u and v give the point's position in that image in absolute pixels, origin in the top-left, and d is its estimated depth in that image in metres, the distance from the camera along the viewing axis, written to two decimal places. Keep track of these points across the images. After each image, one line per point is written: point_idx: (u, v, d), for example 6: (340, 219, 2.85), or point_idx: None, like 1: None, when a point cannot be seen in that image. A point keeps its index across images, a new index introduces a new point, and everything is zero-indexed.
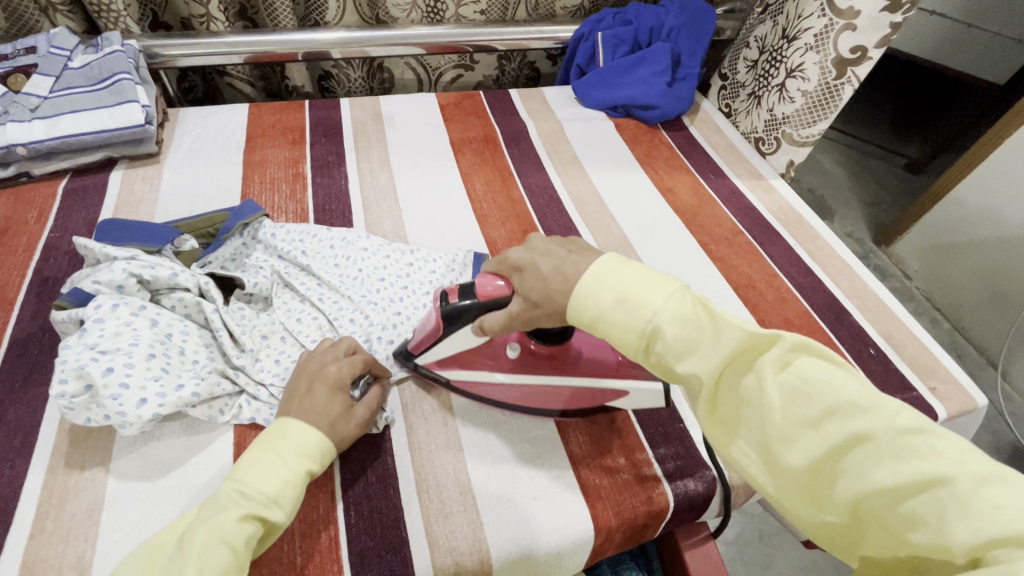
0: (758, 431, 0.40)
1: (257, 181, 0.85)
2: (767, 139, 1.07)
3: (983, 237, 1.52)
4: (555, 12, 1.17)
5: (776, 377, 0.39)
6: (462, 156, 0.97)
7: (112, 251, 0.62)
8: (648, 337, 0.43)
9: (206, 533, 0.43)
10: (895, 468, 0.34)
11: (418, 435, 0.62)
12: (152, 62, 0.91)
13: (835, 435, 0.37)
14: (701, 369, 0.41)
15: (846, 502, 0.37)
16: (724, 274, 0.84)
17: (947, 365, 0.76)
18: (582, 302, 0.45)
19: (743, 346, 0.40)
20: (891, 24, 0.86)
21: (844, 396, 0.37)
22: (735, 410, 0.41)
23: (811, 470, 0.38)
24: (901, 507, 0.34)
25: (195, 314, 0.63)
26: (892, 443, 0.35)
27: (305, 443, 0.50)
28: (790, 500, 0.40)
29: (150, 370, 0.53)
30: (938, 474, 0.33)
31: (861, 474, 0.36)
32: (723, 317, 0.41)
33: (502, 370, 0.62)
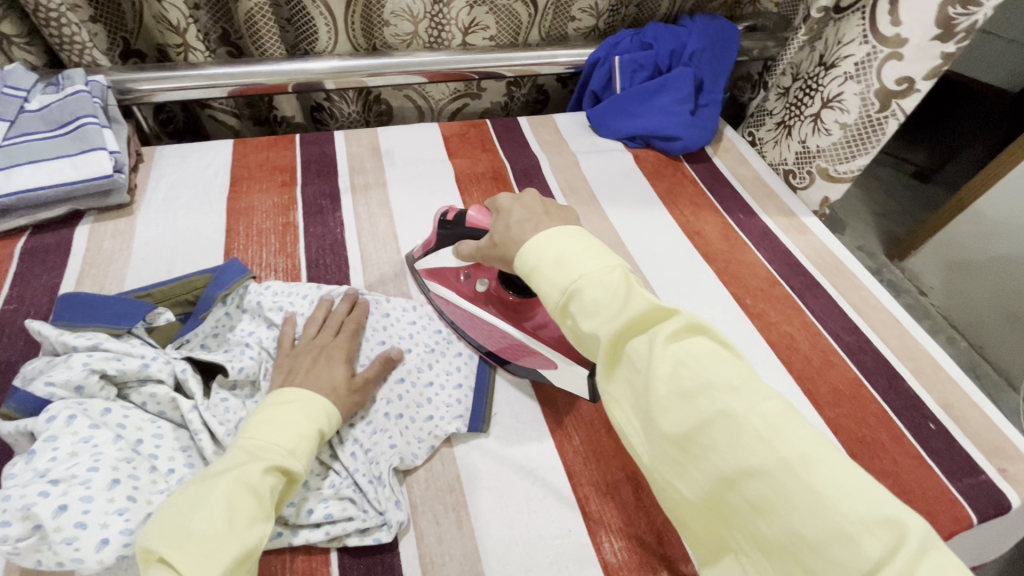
0: (642, 399, 0.39)
1: (243, 234, 0.76)
2: (798, 172, 1.01)
3: (998, 253, 1.45)
4: (567, 34, 1.09)
5: (666, 347, 0.39)
6: (469, 196, 0.88)
7: (70, 339, 0.54)
8: (567, 299, 0.44)
9: (230, 481, 0.43)
10: (751, 448, 0.34)
11: (430, 545, 0.53)
12: (123, 97, 0.82)
13: (704, 410, 0.36)
14: (601, 331, 0.41)
15: (704, 480, 0.36)
16: (764, 333, 0.76)
17: (1014, 439, 0.68)
18: (528, 251, 0.47)
19: (644, 315, 0.40)
20: (943, 54, 0.79)
21: (717, 374, 0.37)
22: (627, 376, 0.41)
23: (678, 441, 0.37)
24: (745, 489, 0.34)
25: (169, 412, 0.54)
26: (752, 425, 0.35)
27: (315, 400, 0.53)
28: (657, 471, 0.39)
29: (113, 502, 0.44)
30: (787, 458, 0.33)
31: (723, 450, 0.35)
32: (636, 289, 0.42)
33: (466, 298, 0.70)
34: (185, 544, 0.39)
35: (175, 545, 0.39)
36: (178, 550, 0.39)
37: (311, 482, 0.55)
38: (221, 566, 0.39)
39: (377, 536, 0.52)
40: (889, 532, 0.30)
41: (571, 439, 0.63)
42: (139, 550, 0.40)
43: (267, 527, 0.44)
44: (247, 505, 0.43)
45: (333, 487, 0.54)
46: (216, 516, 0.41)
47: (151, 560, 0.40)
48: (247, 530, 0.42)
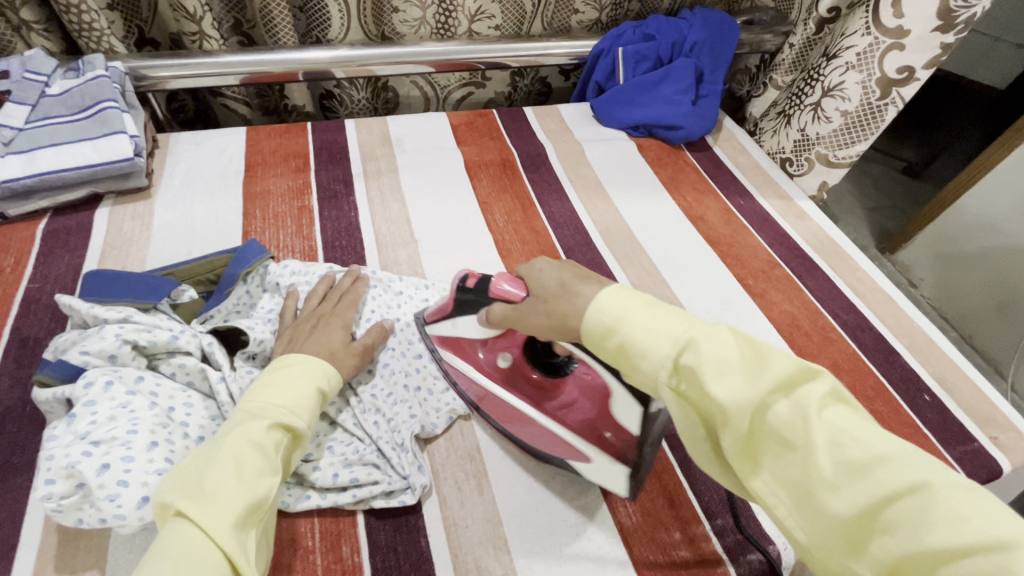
0: (796, 473, 0.35)
1: (260, 217, 0.78)
2: (796, 159, 1.05)
3: (987, 244, 1.49)
4: (571, 26, 1.12)
5: (822, 414, 0.34)
6: (478, 182, 0.91)
7: (101, 312, 0.56)
8: (680, 352, 0.38)
9: (236, 437, 0.45)
10: (949, 526, 0.30)
11: (453, 508, 0.55)
12: (138, 84, 0.83)
13: (883, 483, 0.32)
14: (737, 398, 0.36)
15: (888, 561, 0.31)
16: (766, 312, 0.79)
17: (1005, 411, 0.71)
18: (609, 301, 0.42)
19: (788, 380, 0.35)
20: (942, 45, 0.83)
21: (884, 445, 0.33)
22: (772, 450, 0.36)
23: (852, 522, 0.33)
24: (942, 574, 0.29)
25: (198, 382, 0.56)
26: (943, 498, 0.30)
27: (313, 361, 0.54)
28: (819, 550, 0.34)
29: (152, 463, 0.46)
30: (995, 534, 0.29)
31: (911, 526, 0.31)
32: (766, 351, 0.37)
33: (485, 374, 0.62)
34: (202, 498, 0.41)
35: (192, 498, 0.41)
36: (193, 502, 0.40)
37: (337, 449, 0.57)
38: (232, 515, 0.40)
39: (402, 498, 0.54)
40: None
41: None
42: (156, 505, 0.41)
43: (275, 479, 0.45)
44: (254, 461, 0.44)
45: (357, 453, 0.57)
46: (226, 471, 0.42)
47: (167, 516, 0.41)
48: (257, 482, 0.43)
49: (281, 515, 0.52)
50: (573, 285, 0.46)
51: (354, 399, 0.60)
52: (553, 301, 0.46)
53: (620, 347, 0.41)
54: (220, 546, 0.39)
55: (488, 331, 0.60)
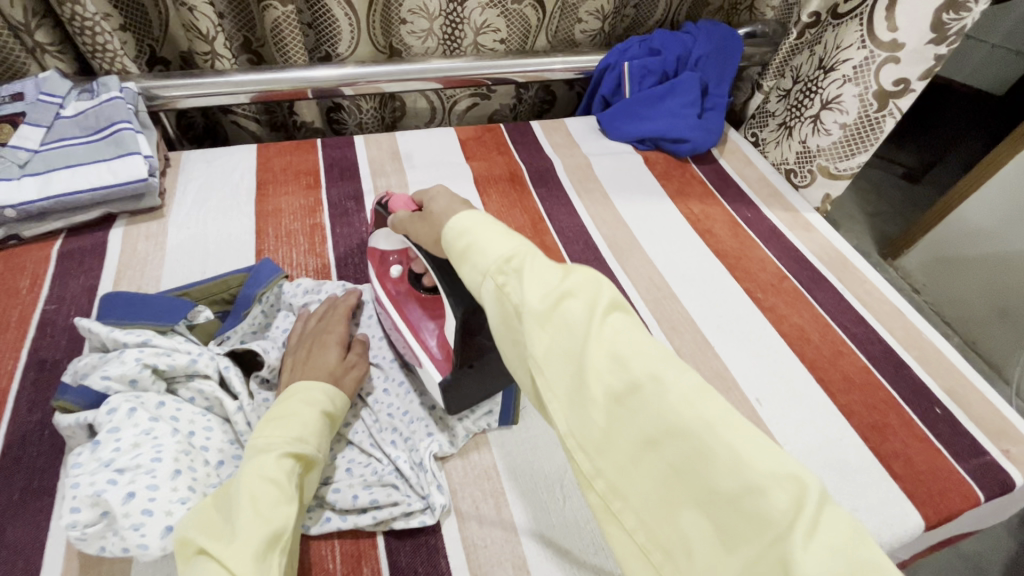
0: (572, 363, 0.34)
1: (272, 235, 0.78)
2: (799, 171, 1.05)
3: (990, 251, 1.50)
4: (575, 37, 1.12)
5: (604, 318, 0.35)
6: (488, 197, 0.91)
7: (121, 336, 0.56)
8: (508, 256, 0.39)
9: (251, 472, 0.45)
10: (677, 408, 0.30)
11: (473, 529, 0.55)
12: (150, 104, 0.84)
13: (635, 373, 0.32)
14: (537, 298, 0.36)
15: (629, 443, 0.32)
16: (775, 325, 0.79)
17: (1016, 423, 0.72)
18: (470, 214, 0.42)
19: (581, 284, 0.36)
20: (936, 56, 0.84)
21: (644, 344, 0.33)
22: (555, 343, 0.35)
23: (608, 409, 0.33)
24: (664, 450, 0.31)
25: (216, 407, 0.56)
26: (681, 390, 0.31)
27: (314, 388, 0.54)
28: (581, 440, 0.34)
29: (176, 491, 0.46)
30: (708, 420, 0.29)
31: (653, 414, 0.31)
32: (576, 266, 0.38)
33: (381, 282, 0.67)
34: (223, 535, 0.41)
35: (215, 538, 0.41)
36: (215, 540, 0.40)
37: (355, 470, 0.57)
38: (251, 549, 0.40)
39: (422, 518, 0.54)
40: (793, 485, 0.27)
41: None
42: (177, 542, 0.41)
43: (291, 509, 0.45)
44: (269, 493, 0.44)
45: (376, 474, 0.56)
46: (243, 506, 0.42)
47: (189, 553, 0.41)
48: (274, 513, 0.43)
49: (305, 540, 0.52)
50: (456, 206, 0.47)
51: (370, 419, 0.61)
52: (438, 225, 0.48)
53: (467, 248, 0.41)
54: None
55: (393, 242, 0.65)
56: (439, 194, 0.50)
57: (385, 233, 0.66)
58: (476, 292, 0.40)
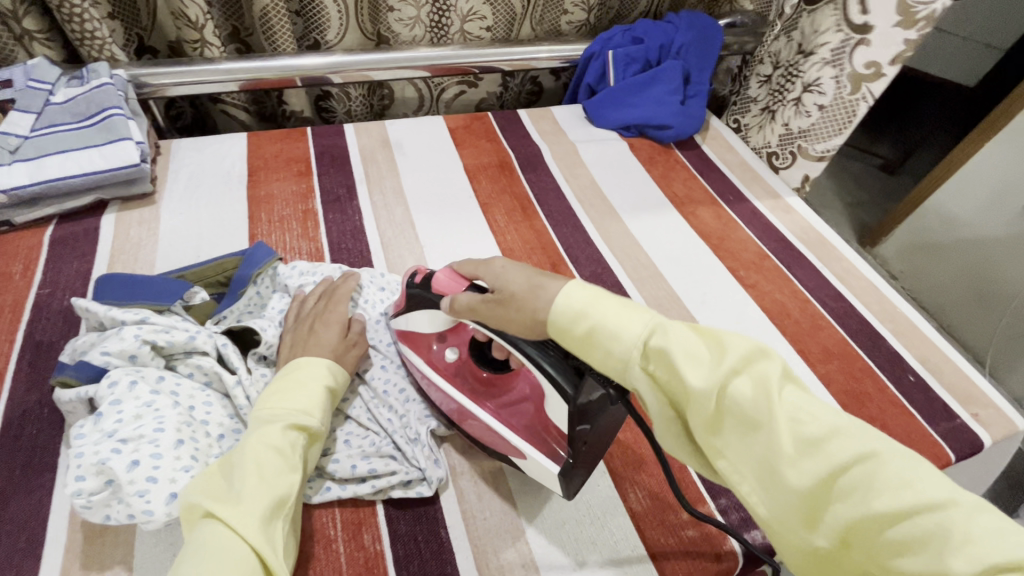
0: (760, 453, 0.37)
1: (265, 221, 0.79)
2: (781, 153, 1.09)
3: (963, 235, 1.55)
4: (561, 28, 1.15)
5: (782, 398, 0.37)
6: (478, 184, 0.93)
7: (118, 314, 0.57)
8: (648, 338, 0.41)
9: (256, 442, 0.46)
10: (890, 494, 0.33)
11: (471, 501, 0.57)
12: (140, 92, 0.85)
13: (834, 455, 0.35)
14: (704, 382, 0.38)
15: (838, 525, 0.35)
16: (758, 301, 0.82)
17: (984, 388, 0.75)
18: (579, 291, 0.43)
19: (744, 360, 0.39)
20: (904, 40, 0.88)
21: (830, 422, 0.36)
22: (736, 431, 0.38)
23: (810, 495, 0.36)
24: (888, 533, 0.33)
25: (215, 382, 0.57)
26: (884, 470, 0.34)
27: (316, 363, 0.55)
28: (779, 523, 0.37)
29: (179, 460, 0.47)
30: (926, 498, 0.33)
31: (862, 496, 0.34)
32: (726, 338, 0.40)
33: (433, 367, 0.61)
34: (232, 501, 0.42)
35: (221, 504, 0.42)
36: (222, 506, 0.42)
37: (353, 442, 0.59)
38: (258, 514, 0.42)
39: (420, 489, 0.56)
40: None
41: None
42: (184, 507, 0.42)
43: (296, 477, 0.46)
44: (274, 463, 0.46)
45: (374, 446, 0.58)
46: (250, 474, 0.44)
47: (194, 518, 0.42)
48: (278, 482, 0.45)
49: (306, 509, 0.54)
50: (539, 281, 0.45)
51: (367, 394, 0.62)
52: (523, 301, 0.45)
53: (591, 333, 0.42)
54: (249, 542, 0.41)
55: (438, 325, 0.59)
56: (508, 267, 0.48)
57: (424, 316, 0.59)
58: (617, 377, 0.42)
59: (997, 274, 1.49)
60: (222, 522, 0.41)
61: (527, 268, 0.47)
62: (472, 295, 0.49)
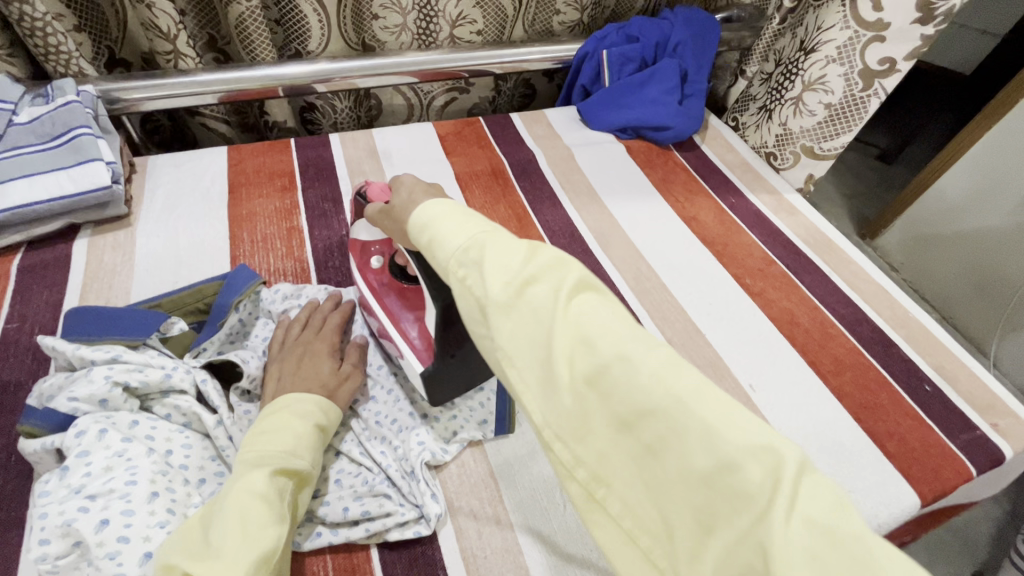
0: (541, 352, 0.33)
1: (247, 240, 0.75)
2: (779, 153, 1.04)
3: (963, 225, 1.52)
4: (553, 28, 1.11)
5: (569, 301, 0.34)
6: (470, 194, 0.89)
7: (88, 353, 0.53)
8: (470, 244, 0.38)
9: (239, 489, 0.42)
10: (648, 387, 0.29)
11: (470, 539, 0.54)
12: (111, 108, 0.80)
13: (602, 354, 0.31)
14: (503, 285, 0.35)
15: (604, 426, 0.31)
16: (765, 310, 0.79)
17: (1003, 397, 0.72)
18: (431, 203, 0.42)
19: (545, 266, 0.35)
20: (922, 36, 0.83)
21: (610, 323, 0.32)
22: (524, 334, 0.34)
23: (580, 394, 0.32)
24: (642, 428, 0.30)
25: (195, 423, 0.53)
26: (650, 365, 0.30)
27: (305, 400, 0.52)
28: (554, 427, 0.33)
29: (154, 515, 0.43)
30: (680, 396, 0.29)
31: (623, 396, 0.30)
32: (542, 247, 0.37)
33: (361, 273, 0.66)
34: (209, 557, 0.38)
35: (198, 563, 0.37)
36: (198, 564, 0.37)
37: (345, 481, 0.55)
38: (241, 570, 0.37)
39: (417, 528, 0.52)
40: (768, 458, 0.26)
41: None
42: (159, 569, 0.37)
43: (282, 528, 0.42)
44: (258, 511, 0.41)
45: (367, 484, 0.55)
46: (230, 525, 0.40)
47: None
48: (263, 533, 0.40)
49: (295, 557, 0.50)
50: (414, 200, 0.47)
51: (358, 426, 0.59)
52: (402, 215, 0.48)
53: (429, 241, 0.40)
54: None
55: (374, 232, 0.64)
56: (399, 183, 0.51)
57: (365, 224, 0.65)
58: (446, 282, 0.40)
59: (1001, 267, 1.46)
60: None
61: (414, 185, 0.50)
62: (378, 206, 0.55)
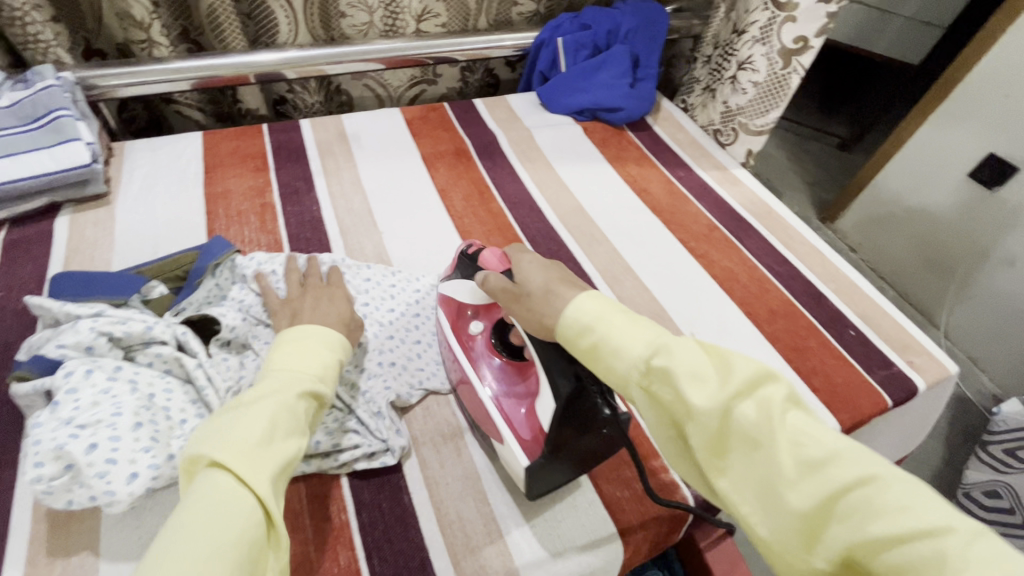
0: (760, 470, 0.37)
1: (223, 215, 0.80)
2: (724, 130, 1.13)
3: (910, 203, 1.62)
4: (512, 19, 1.18)
5: (784, 417, 0.37)
6: (436, 171, 0.95)
7: (74, 309, 0.57)
8: (651, 355, 0.42)
9: (271, 401, 0.45)
10: (892, 518, 0.33)
11: (433, 468, 0.59)
12: (88, 94, 0.85)
13: (836, 478, 0.35)
14: (706, 401, 0.39)
15: (837, 550, 0.34)
16: (707, 270, 0.86)
17: (919, 338, 0.80)
18: (591, 304, 0.46)
19: (749, 382, 0.39)
20: (826, 14, 0.91)
21: (832, 444, 0.36)
22: (738, 450, 0.38)
23: (810, 517, 0.35)
24: (887, 559, 0.33)
25: (175, 369, 0.58)
26: (887, 494, 0.34)
27: (330, 334, 0.55)
28: (779, 545, 0.37)
29: (138, 441, 0.49)
30: (935, 524, 0.32)
31: (861, 521, 0.33)
32: (732, 357, 0.41)
33: (457, 334, 0.65)
34: (237, 450, 0.41)
35: (226, 449, 0.41)
36: (226, 453, 0.41)
37: None
38: (270, 473, 0.41)
39: (383, 459, 0.58)
40: None
41: None
42: (187, 458, 0.42)
43: (303, 442, 0.46)
44: (286, 424, 0.45)
45: (336, 421, 0.59)
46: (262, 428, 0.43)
47: (198, 465, 0.42)
48: (287, 441, 0.44)
49: None
50: (555, 289, 0.50)
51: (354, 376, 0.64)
52: (536, 302, 0.51)
53: (595, 346, 0.45)
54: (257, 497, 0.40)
55: (479, 298, 0.65)
56: (532, 269, 0.54)
57: (468, 288, 0.65)
58: (621, 389, 0.44)
59: (947, 241, 1.55)
60: (230, 474, 0.40)
61: (548, 273, 0.53)
62: (501, 284, 0.56)
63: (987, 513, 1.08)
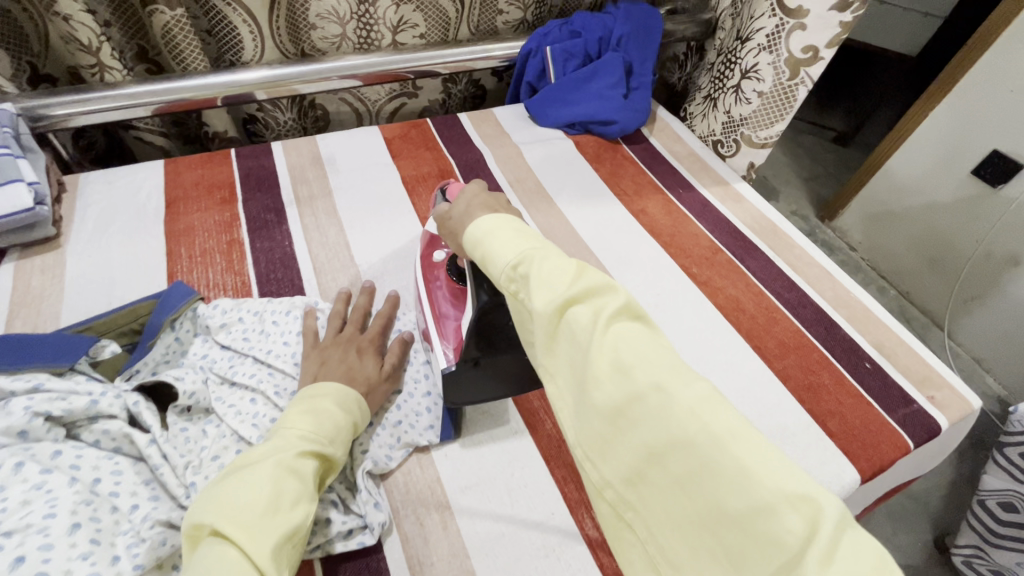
0: (577, 368, 0.35)
1: (186, 256, 0.73)
2: (725, 141, 1.06)
3: (912, 203, 1.56)
4: (498, 28, 1.11)
5: (608, 325, 0.35)
6: (417, 197, 0.88)
7: (7, 385, 0.51)
8: (518, 263, 0.40)
9: (275, 461, 0.43)
10: (680, 423, 0.31)
11: (417, 546, 0.54)
12: (36, 126, 0.77)
13: (638, 382, 0.32)
14: (543, 303, 0.36)
15: (630, 455, 0.33)
16: (711, 298, 0.80)
17: (940, 370, 0.75)
18: (489, 220, 0.44)
19: (588, 290, 0.36)
20: (841, 22, 0.84)
21: (653, 355, 0.34)
22: (565, 349, 0.36)
23: (609, 415, 0.33)
24: (670, 466, 0.31)
25: (126, 447, 0.52)
26: (680, 402, 0.31)
27: (349, 391, 0.54)
28: (584, 444, 0.36)
29: (75, 547, 0.41)
30: (715, 432, 0.30)
31: (657, 426, 0.31)
32: (590, 268, 0.38)
33: (425, 264, 0.72)
34: (236, 517, 0.38)
35: (227, 519, 0.38)
36: (227, 523, 0.38)
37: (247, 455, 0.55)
38: (272, 543, 0.38)
39: (361, 538, 0.52)
40: (805, 508, 0.27)
41: (544, 424, 0.65)
42: (188, 525, 0.39)
43: (310, 507, 0.44)
44: (293, 489, 0.43)
45: None
46: (265, 495, 0.41)
47: (199, 536, 0.39)
48: (292, 510, 0.42)
49: None
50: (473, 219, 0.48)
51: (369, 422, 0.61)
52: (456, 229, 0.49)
53: (483, 259, 0.43)
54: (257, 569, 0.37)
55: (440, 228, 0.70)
56: (461, 200, 0.51)
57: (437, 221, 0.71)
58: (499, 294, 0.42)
59: (951, 242, 1.49)
60: (234, 544, 0.37)
61: (473, 203, 0.50)
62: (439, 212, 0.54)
63: (1001, 527, 0.95)
